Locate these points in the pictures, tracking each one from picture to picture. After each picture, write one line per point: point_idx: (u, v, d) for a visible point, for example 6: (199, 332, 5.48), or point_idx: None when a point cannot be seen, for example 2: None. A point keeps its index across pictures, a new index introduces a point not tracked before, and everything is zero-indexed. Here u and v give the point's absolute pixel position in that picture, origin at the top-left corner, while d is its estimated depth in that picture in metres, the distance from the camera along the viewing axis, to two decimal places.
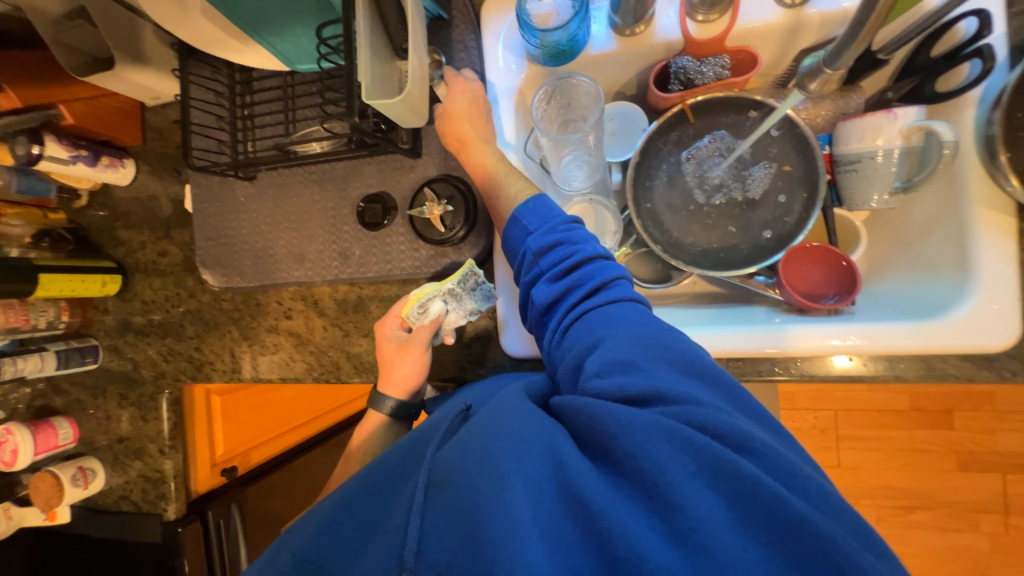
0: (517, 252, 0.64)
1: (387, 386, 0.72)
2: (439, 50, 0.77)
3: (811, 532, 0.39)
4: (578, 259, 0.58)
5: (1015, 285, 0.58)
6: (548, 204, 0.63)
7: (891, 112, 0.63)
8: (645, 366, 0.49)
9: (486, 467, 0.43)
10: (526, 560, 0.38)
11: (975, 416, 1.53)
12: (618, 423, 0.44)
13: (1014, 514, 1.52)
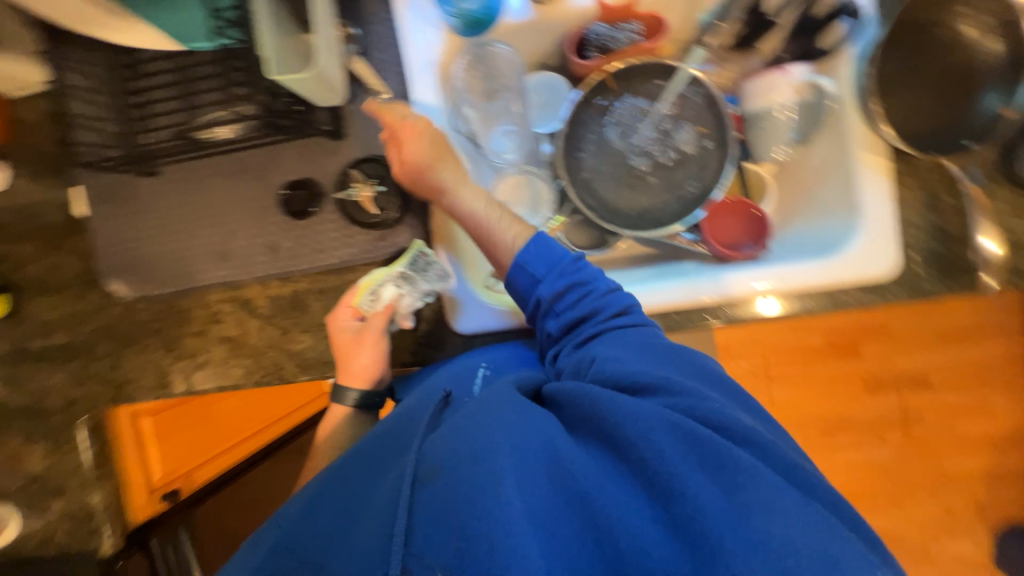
0: (526, 299, 0.64)
1: (346, 379, 0.70)
2: (352, 23, 0.73)
3: (794, 515, 0.43)
4: (592, 295, 0.62)
5: (893, 221, 0.66)
6: (551, 244, 0.64)
7: (783, 70, 0.72)
8: (652, 373, 0.53)
9: (486, 460, 0.43)
10: (525, 552, 0.38)
11: (877, 344, 1.75)
12: (620, 414, 0.47)
13: (912, 423, 1.76)
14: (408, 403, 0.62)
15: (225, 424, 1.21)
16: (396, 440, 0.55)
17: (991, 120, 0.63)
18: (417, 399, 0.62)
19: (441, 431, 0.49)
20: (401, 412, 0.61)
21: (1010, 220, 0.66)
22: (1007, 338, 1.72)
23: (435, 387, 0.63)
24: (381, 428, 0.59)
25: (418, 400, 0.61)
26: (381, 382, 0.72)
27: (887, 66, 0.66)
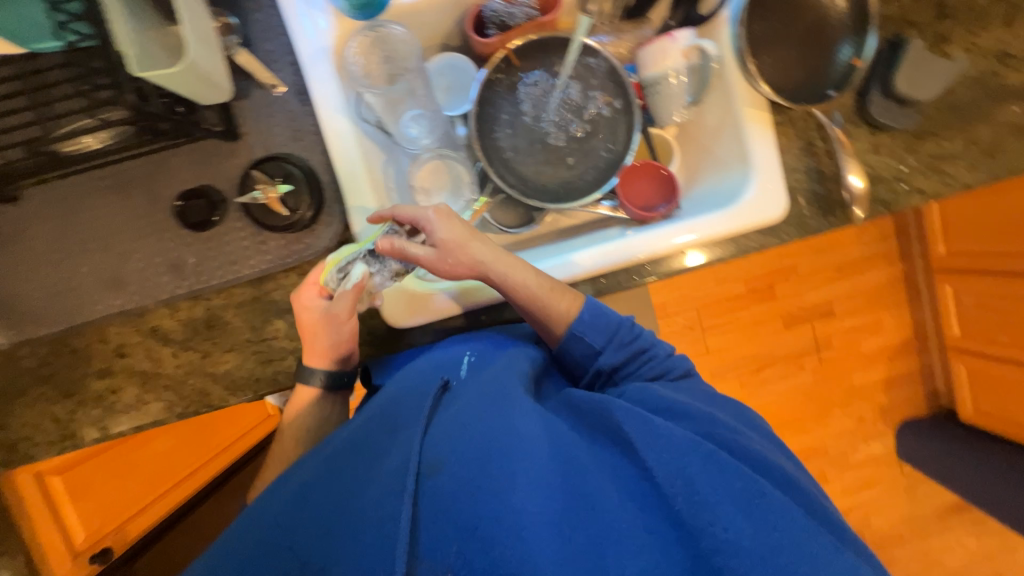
0: (584, 366, 0.71)
1: (311, 357, 0.70)
2: (227, 11, 0.67)
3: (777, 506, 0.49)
4: (652, 360, 0.69)
5: (779, 168, 0.74)
6: (603, 312, 0.69)
7: (670, 36, 0.74)
8: (693, 408, 0.61)
9: (502, 468, 0.52)
10: (533, 534, 0.47)
11: (788, 284, 1.95)
12: (652, 434, 0.55)
13: (823, 349, 2.00)
14: (397, 387, 0.67)
15: (155, 469, 1.10)
16: (393, 424, 0.61)
17: (847, 69, 0.71)
18: (404, 383, 0.67)
19: (449, 427, 0.57)
20: (388, 400, 0.65)
21: (869, 157, 0.76)
22: (889, 263, 1.98)
23: (427, 369, 0.68)
24: (375, 410, 0.64)
25: (414, 378, 0.67)
26: (349, 360, 0.72)
27: (755, 26, 0.72)
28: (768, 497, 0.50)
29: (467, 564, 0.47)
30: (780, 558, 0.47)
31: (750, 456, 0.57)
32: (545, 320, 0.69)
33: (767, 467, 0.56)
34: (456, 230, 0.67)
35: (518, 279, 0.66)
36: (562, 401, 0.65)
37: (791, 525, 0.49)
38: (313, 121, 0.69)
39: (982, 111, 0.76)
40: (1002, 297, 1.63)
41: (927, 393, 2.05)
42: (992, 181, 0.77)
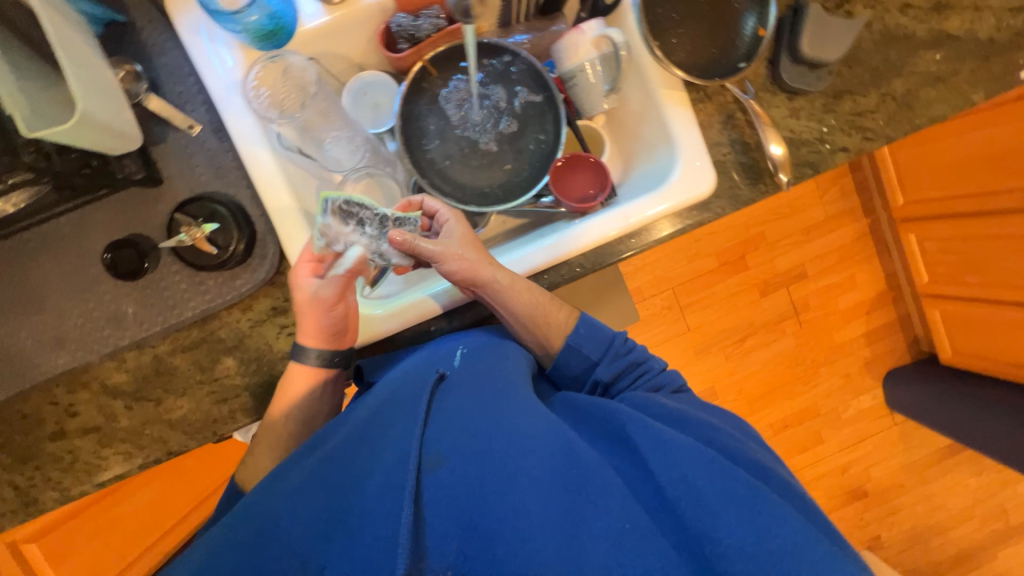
0: (583, 378, 0.76)
1: (305, 336, 0.71)
2: (131, 59, 0.67)
3: (772, 515, 0.51)
4: (648, 368, 0.74)
5: (702, 145, 0.74)
6: (597, 327, 0.76)
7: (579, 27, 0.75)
8: (694, 417, 0.64)
9: (506, 469, 0.54)
10: (529, 541, 0.50)
11: (759, 253, 1.97)
12: (656, 436, 0.57)
13: (802, 312, 2.01)
14: (394, 384, 0.67)
15: (140, 519, 1.08)
16: (393, 420, 0.62)
17: (754, 40, 0.72)
18: (399, 380, 0.68)
19: (454, 425, 0.59)
20: (379, 394, 0.66)
21: (789, 123, 0.77)
22: (855, 219, 1.98)
23: (421, 365, 0.69)
24: (372, 405, 0.64)
25: (411, 373, 0.67)
26: (341, 342, 0.73)
27: (658, 9, 0.73)
28: (766, 501, 0.52)
29: (466, 560, 0.51)
30: (773, 560, 0.48)
31: (747, 460, 0.59)
32: (545, 327, 0.75)
33: (765, 472, 0.58)
34: (462, 241, 0.72)
35: (525, 294, 0.72)
36: (568, 405, 0.68)
37: (789, 531, 0.50)
38: (234, 156, 0.70)
39: (893, 64, 0.78)
40: (964, 239, 1.66)
41: (910, 343, 2.07)
42: (912, 130, 0.79)
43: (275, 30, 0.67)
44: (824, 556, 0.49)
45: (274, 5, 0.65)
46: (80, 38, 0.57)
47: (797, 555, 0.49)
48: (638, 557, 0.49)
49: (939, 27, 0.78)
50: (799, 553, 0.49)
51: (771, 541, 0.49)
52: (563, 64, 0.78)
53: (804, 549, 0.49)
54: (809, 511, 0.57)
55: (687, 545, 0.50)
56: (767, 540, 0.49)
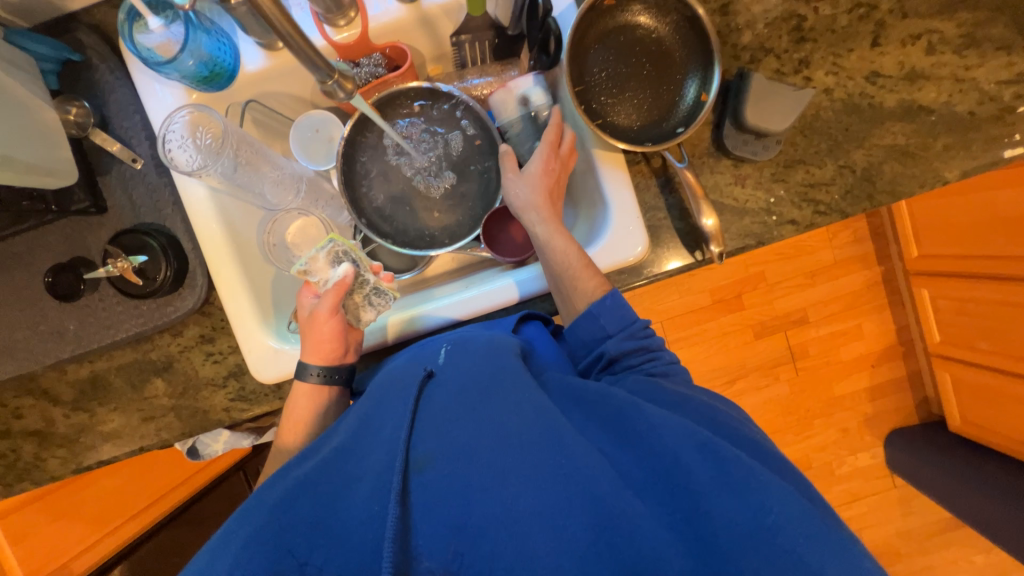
0: (587, 343, 0.67)
1: (308, 353, 0.71)
2: (84, 96, 0.72)
3: (774, 499, 0.47)
4: (653, 343, 0.66)
5: (635, 207, 0.71)
6: (624, 305, 0.66)
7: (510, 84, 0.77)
8: (696, 399, 0.58)
9: (492, 464, 0.50)
10: (526, 542, 0.46)
11: (757, 292, 1.84)
12: (645, 422, 0.52)
13: (800, 359, 1.88)
14: (380, 388, 0.63)
15: (102, 508, 1.17)
16: (382, 420, 0.58)
17: (695, 105, 0.70)
18: (391, 380, 0.64)
19: (440, 422, 0.55)
20: (369, 396, 0.63)
21: (733, 190, 0.73)
22: (867, 266, 1.84)
23: (409, 366, 0.65)
24: (363, 410, 0.61)
25: (399, 375, 0.64)
26: (341, 359, 0.72)
27: (594, 71, 0.71)
28: (767, 483, 0.48)
29: (462, 561, 0.47)
30: (776, 542, 0.45)
31: (731, 432, 0.55)
32: (568, 291, 0.69)
33: (756, 448, 0.54)
34: (532, 184, 0.72)
35: (560, 252, 0.69)
36: (557, 384, 0.60)
37: (788, 508, 0.46)
38: (172, 192, 0.73)
39: (855, 134, 0.73)
40: (976, 301, 1.55)
41: (918, 402, 1.92)
42: (870, 206, 0.73)
43: (212, 74, 0.69)
44: (826, 531, 0.46)
45: (210, 50, 0.67)
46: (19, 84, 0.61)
47: (800, 538, 0.45)
48: (639, 549, 0.45)
49: (910, 96, 0.72)
50: (800, 528, 0.45)
51: (770, 518, 0.45)
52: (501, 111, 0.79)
53: (804, 526, 0.46)
54: (803, 487, 0.53)
55: (693, 535, 0.46)
56: (770, 520, 0.45)
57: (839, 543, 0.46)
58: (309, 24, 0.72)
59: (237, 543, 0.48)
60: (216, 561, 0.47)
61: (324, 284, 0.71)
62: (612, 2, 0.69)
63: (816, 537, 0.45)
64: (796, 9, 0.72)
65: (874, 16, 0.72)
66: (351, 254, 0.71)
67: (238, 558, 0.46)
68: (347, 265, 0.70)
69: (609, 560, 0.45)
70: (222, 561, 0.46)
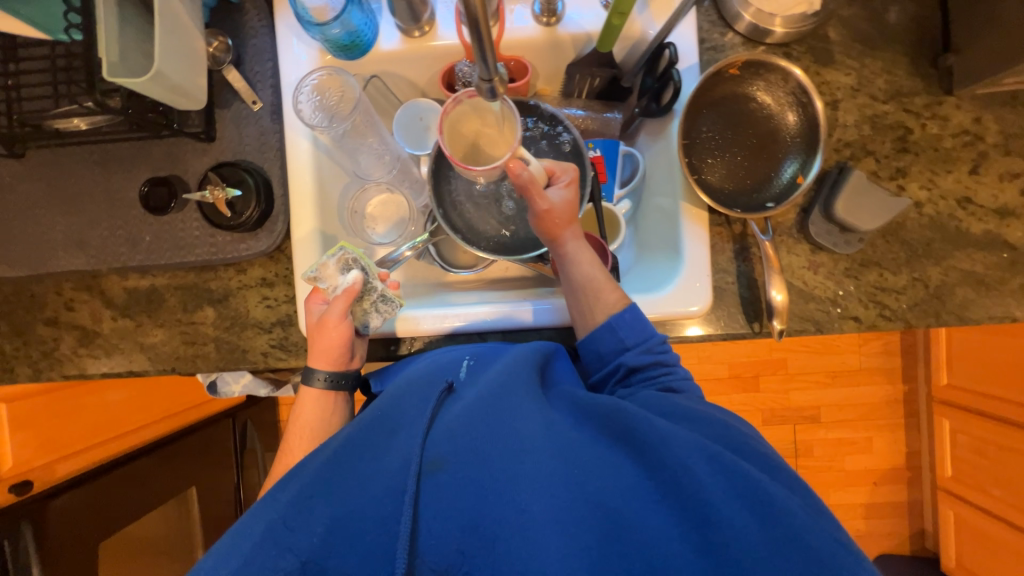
0: (605, 359, 0.66)
1: (314, 357, 0.68)
2: (227, 34, 0.77)
3: (788, 517, 0.44)
4: (676, 370, 0.64)
5: (707, 264, 0.73)
6: (643, 319, 0.65)
7: (453, 100, 0.60)
8: (704, 413, 0.54)
9: (507, 470, 0.48)
10: (539, 552, 0.43)
11: (775, 378, 1.80)
12: (657, 435, 0.48)
13: (802, 457, 1.82)
14: (399, 385, 0.60)
15: (99, 417, 1.17)
16: (394, 424, 0.54)
17: (790, 185, 0.72)
18: (408, 381, 0.60)
19: (451, 423, 0.52)
20: (384, 396, 0.58)
21: (804, 274, 0.74)
22: (890, 381, 1.80)
23: (429, 371, 0.61)
24: (375, 408, 0.56)
25: (416, 379, 0.60)
26: (348, 364, 0.70)
27: (702, 130, 0.75)
28: (778, 497, 0.45)
29: (467, 561, 0.45)
30: (795, 552, 0.42)
31: (745, 448, 0.51)
32: (590, 303, 0.67)
33: (771, 464, 0.51)
34: (565, 209, 0.68)
35: (586, 263, 0.68)
36: (566, 396, 0.56)
37: (800, 520, 0.44)
38: (279, 138, 0.77)
39: (936, 252, 0.74)
40: (1000, 447, 1.51)
41: (912, 534, 1.84)
42: (935, 323, 0.74)
43: (351, 44, 0.73)
44: (842, 549, 0.43)
45: (358, 24, 0.71)
46: (187, 11, 0.66)
47: (813, 549, 0.42)
48: (653, 560, 0.43)
49: (997, 229, 0.73)
50: (815, 541, 0.43)
51: (788, 533, 0.43)
52: (532, 163, 0.65)
53: (816, 537, 0.43)
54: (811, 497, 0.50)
55: (710, 551, 0.43)
56: (781, 534, 0.43)
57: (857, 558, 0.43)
58: (448, 20, 0.76)
59: (251, 537, 0.46)
60: (227, 559, 0.45)
61: (331, 292, 0.69)
62: (737, 72, 0.73)
63: (832, 550, 0.43)
64: (905, 121, 0.75)
65: (978, 146, 0.74)
66: (360, 263, 0.68)
67: (251, 555, 0.44)
68: (356, 273, 0.68)
69: (618, 568, 0.43)
70: (232, 559, 0.44)
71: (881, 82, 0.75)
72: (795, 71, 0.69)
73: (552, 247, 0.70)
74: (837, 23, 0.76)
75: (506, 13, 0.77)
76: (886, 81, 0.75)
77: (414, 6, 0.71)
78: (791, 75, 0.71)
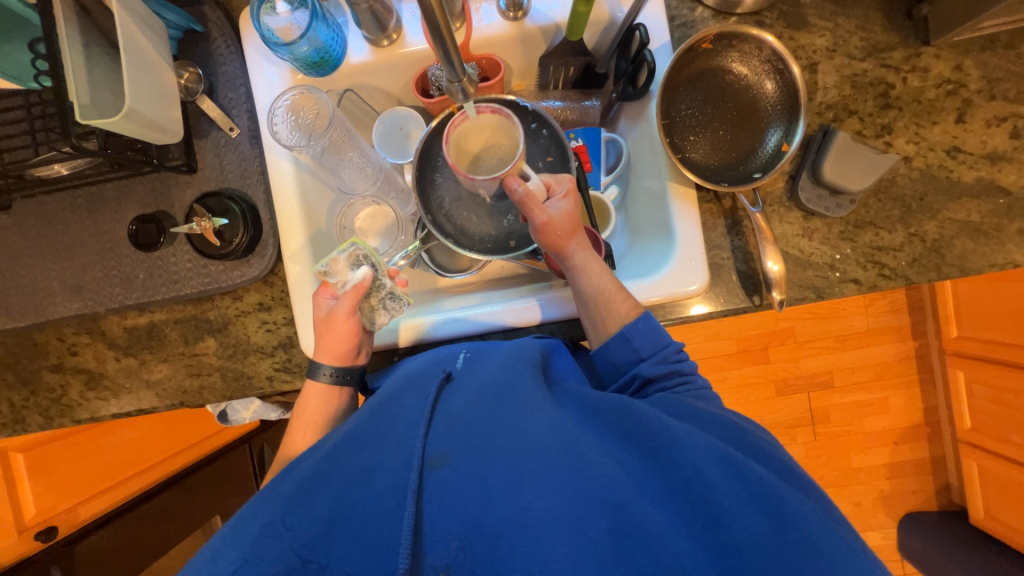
0: (623, 372, 0.65)
1: (321, 352, 0.68)
2: (198, 64, 0.77)
3: (793, 514, 0.43)
4: (691, 382, 0.63)
5: (701, 246, 0.72)
6: (658, 327, 0.64)
7: (460, 116, 0.62)
8: (716, 414, 0.54)
9: (512, 468, 0.46)
10: (543, 553, 0.42)
11: (784, 348, 1.79)
12: (666, 436, 0.48)
13: (819, 423, 1.80)
14: (397, 382, 0.61)
15: (115, 458, 1.18)
16: (395, 416, 0.54)
17: (775, 153, 0.72)
18: (407, 379, 0.60)
19: (456, 420, 0.51)
20: (383, 392, 0.59)
21: (800, 242, 0.74)
22: (901, 338, 1.79)
23: (425, 366, 0.62)
24: (372, 403, 0.57)
25: (413, 376, 0.60)
26: (354, 360, 0.70)
27: (680, 107, 0.74)
28: (786, 497, 0.44)
29: (468, 558, 0.44)
30: (802, 557, 0.41)
31: (753, 450, 0.50)
32: (601, 317, 0.67)
33: (785, 470, 0.49)
34: (567, 220, 0.67)
35: (595, 277, 0.67)
36: (569, 394, 0.56)
37: (807, 520, 0.43)
38: (260, 163, 0.77)
39: (929, 205, 0.73)
40: (1017, 394, 1.50)
41: (937, 488, 1.82)
42: (936, 277, 0.73)
43: (321, 60, 0.73)
44: (851, 552, 0.42)
45: (325, 40, 0.71)
46: (152, 45, 0.66)
47: (821, 553, 0.41)
48: (657, 557, 0.41)
49: (989, 175, 0.73)
50: (819, 541, 0.42)
51: (792, 531, 0.42)
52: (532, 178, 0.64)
53: (822, 538, 0.42)
54: (814, 489, 0.49)
55: (714, 548, 0.42)
56: (788, 534, 0.42)
57: (857, 556, 0.42)
58: (416, 26, 0.76)
59: (252, 531, 0.45)
60: (226, 554, 0.44)
61: (342, 287, 0.69)
62: (710, 46, 0.72)
63: (836, 550, 0.42)
64: (885, 76, 0.74)
65: (961, 94, 0.73)
66: (371, 259, 0.68)
67: (250, 551, 0.43)
68: (366, 269, 0.67)
69: (622, 564, 0.41)
70: (232, 552, 0.43)
71: (857, 40, 0.74)
72: (767, 38, 0.68)
73: (559, 259, 0.69)
74: None
75: (473, 12, 0.77)
76: (862, 39, 0.74)
77: (380, 15, 0.71)
78: (764, 43, 0.70)
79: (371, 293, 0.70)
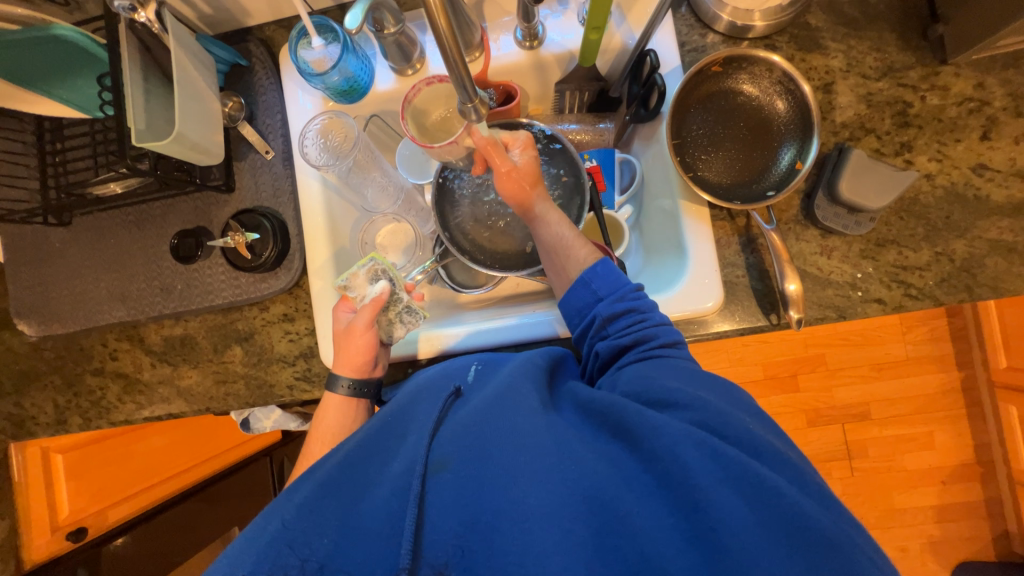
0: (581, 315, 0.63)
1: (339, 364, 0.70)
2: (240, 94, 0.84)
3: (776, 495, 0.41)
4: (648, 324, 0.58)
5: (714, 263, 0.72)
6: (617, 269, 0.63)
7: (414, 89, 0.73)
8: (690, 393, 0.49)
9: (506, 467, 0.47)
10: (536, 549, 0.42)
11: (814, 376, 1.71)
12: (643, 425, 0.46)
13: (856, 457, 1.69)
14: (409, 394, 0.62)
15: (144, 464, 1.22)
16: (405, 429, 0.55)
17: (789, 171, 0.71)
18: (416, 390, 0.62)
19: (455, 426, 0.51)
20: (388, 405, 0.60)
21: (818, 260, 0.72)
22: (943, 368, 1.68)
23: (437, 379, 0.63)
24: (384, 415, 0.58)
25: (424, 387, 0.62)
26: (372, 372, 0.71)
27: (692, 126, 0.75)
28: (770, 479, 0.42)
29: (467, 557, 0.44)
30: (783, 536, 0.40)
31: (748, 440, 0.46)
32: (563, 261, 0.68)
33: (780, 459, 0.46)
34: (526, 174, 0.70)
35: (554, 225, 0.68)
36: (567, 398, 0.56)
37: (795, 503, 0.41)
38: (291, 182, 0.82)
39: (956, 224, 0.71)
40: None
41: (995, 536, 1.65)
42: (969, 298, 0.70)
43: (350, 89, 0.79)
44: (845, 546, 0.40)
45: (354, 70, 0.77)
46: (202, 78, 0.74)
47: (811, 535, 0.40)
48: (644, 550, 0.40)
49: (1020, 192, 0.70)
50: (810, 523, 0.40)
51: (774, 514, 0.40)
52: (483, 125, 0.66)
53: (810, 519, 0.40)
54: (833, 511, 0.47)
55: (701, 539, 0.40)
56: (768, 514, 0.40)
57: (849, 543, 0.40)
58: (438, 56, 0.81)
59: (263, 539, 0.46)
60: (241, 557, 0.45)
61: (361, 298, 0.72)
62: (720, 68, 0.74)
63: (828, 538, 0.40)
64: (902, 95, 0.74)
65: (985, 111, 0.72)
66: (389, 273, 0.72)
67: (262, 554, 0.44)
68: (384, 282, 0.71)
69: (611, 560, 0.41)
70: (246, 556, 0.45)
71: (872, 61, 0.75)
72: (775, 59, 0.69)
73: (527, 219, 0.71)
74: (816, 10, 0.77)
75: (492, 42, 0.81)
76: (876, 59, 0.75)
77: (406, 46, 0.77)
78: (773, 64, 0.71)
79: (388, 305, 0.72)
